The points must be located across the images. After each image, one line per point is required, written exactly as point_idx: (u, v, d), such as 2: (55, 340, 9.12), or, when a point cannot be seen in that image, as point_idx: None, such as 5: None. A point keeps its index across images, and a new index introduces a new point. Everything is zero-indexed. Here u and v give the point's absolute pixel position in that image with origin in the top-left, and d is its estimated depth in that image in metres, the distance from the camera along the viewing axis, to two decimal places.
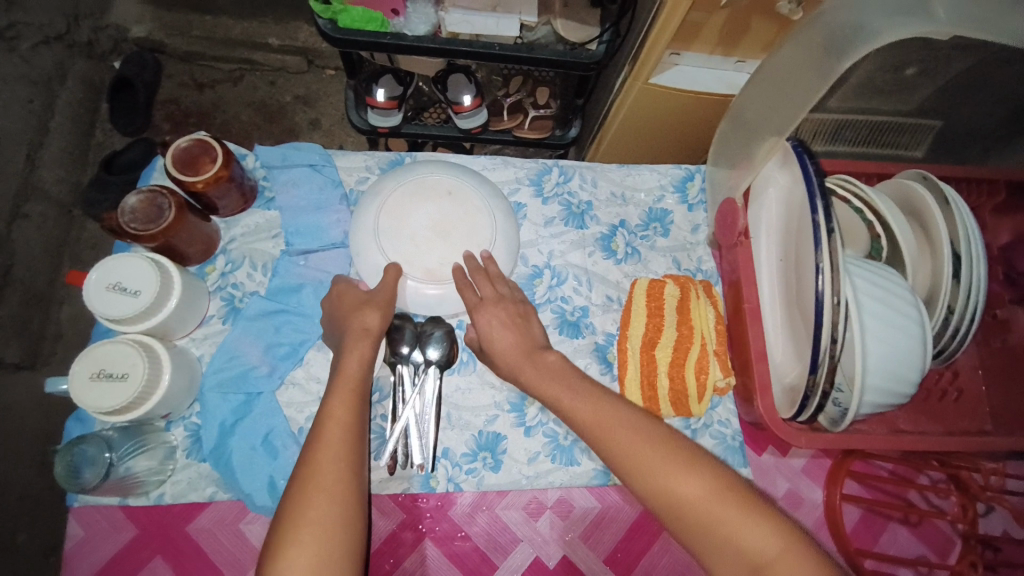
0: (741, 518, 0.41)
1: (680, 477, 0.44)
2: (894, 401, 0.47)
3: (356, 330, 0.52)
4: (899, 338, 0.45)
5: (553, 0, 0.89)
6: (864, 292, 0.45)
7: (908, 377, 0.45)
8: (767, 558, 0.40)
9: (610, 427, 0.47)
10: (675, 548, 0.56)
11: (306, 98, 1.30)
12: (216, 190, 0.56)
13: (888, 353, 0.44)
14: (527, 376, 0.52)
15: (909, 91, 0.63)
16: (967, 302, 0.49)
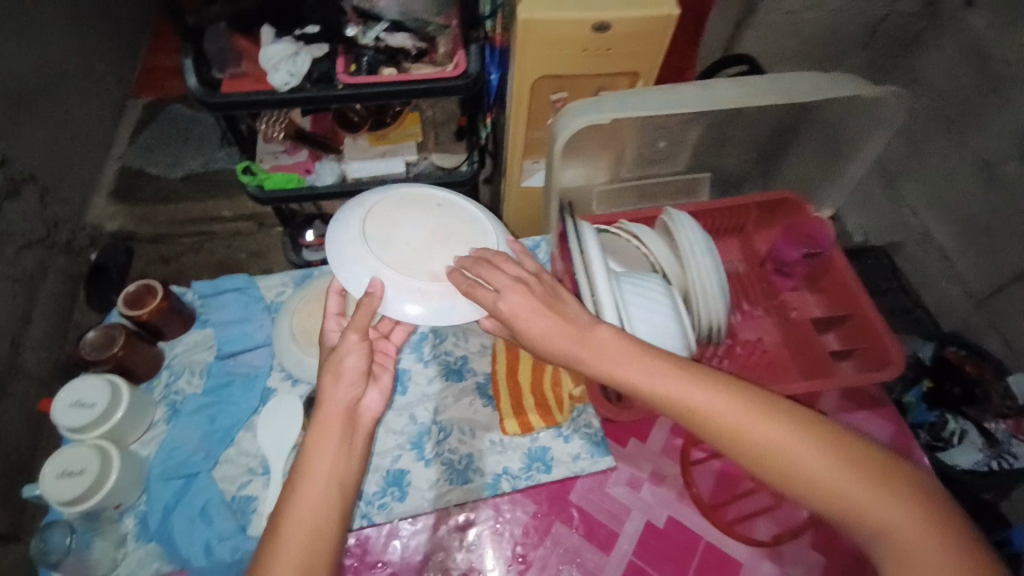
0: (886, 506, 0.47)
1: (828, 471, 0.48)
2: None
3: (349, 367, 0.57)
4: (656, 317, 0.63)
5: (427, 141, 1.15)
6: (627, 290, 0.64)
7: (674, 345, 0.63)
8: (908, 537, 0.46)
9: (696, 405, 0.51)
10: (563, 538, 0.66)
11: (258, 252, 1.53)
12: (159, 318, 0.76)
13: (649, 329, 0.62)
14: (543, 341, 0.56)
15: (672, 159, 0.87)
16: (709, 287, 0.68)
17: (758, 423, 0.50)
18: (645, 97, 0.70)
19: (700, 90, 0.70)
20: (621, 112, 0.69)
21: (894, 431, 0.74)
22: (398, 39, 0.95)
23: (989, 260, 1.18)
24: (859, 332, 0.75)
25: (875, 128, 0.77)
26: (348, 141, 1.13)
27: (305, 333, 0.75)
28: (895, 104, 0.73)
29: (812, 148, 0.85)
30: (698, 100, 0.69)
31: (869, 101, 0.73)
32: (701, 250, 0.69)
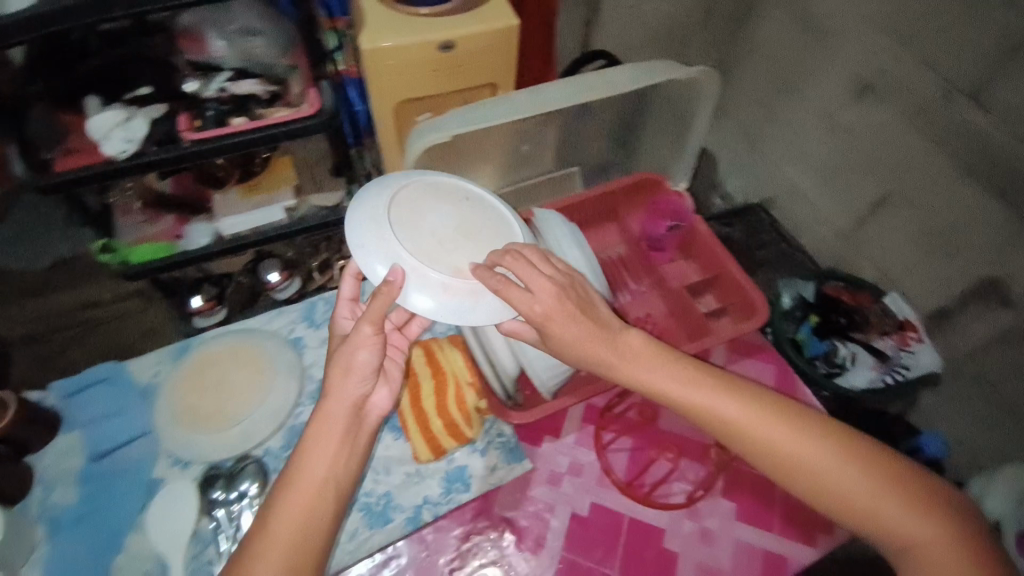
0: (897, 510, 0.52)
1: (847, 479, 0.54)
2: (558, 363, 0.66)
3: (361, 364, 0.56)
4: None
5: (303, 183, 1.13)
6: None
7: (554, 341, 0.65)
8: (916, 538, 0.51)
9: (732, 421, 0.56)
10: (495, 551, 0.66)
11: (153, 329, 1.37)
12: (21, 431, 0.69)
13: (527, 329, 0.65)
14: (553, 331, 0.56)
15: (537, 160, 0.90)
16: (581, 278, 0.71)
17: (782, 434, 0.55)
18: (477, 111, 0.74)
19: (531, 95, 0.73)
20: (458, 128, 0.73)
21: (776, 370, 0.81)
22: (243, 87, 0.92)
23: (844, 198, 1.30)
24: (730, 289, 0.81)
25: (697, 106, 0.83)
26: (217, 197, 1.08)
27: (189, 409, 0.74)
28: (708, 84, 0.79)
29: (660, 131, 0.89)
30: (527, 106, 0.72)
31: (685, 83, 0.79)
32: (567, 242, 0.72)
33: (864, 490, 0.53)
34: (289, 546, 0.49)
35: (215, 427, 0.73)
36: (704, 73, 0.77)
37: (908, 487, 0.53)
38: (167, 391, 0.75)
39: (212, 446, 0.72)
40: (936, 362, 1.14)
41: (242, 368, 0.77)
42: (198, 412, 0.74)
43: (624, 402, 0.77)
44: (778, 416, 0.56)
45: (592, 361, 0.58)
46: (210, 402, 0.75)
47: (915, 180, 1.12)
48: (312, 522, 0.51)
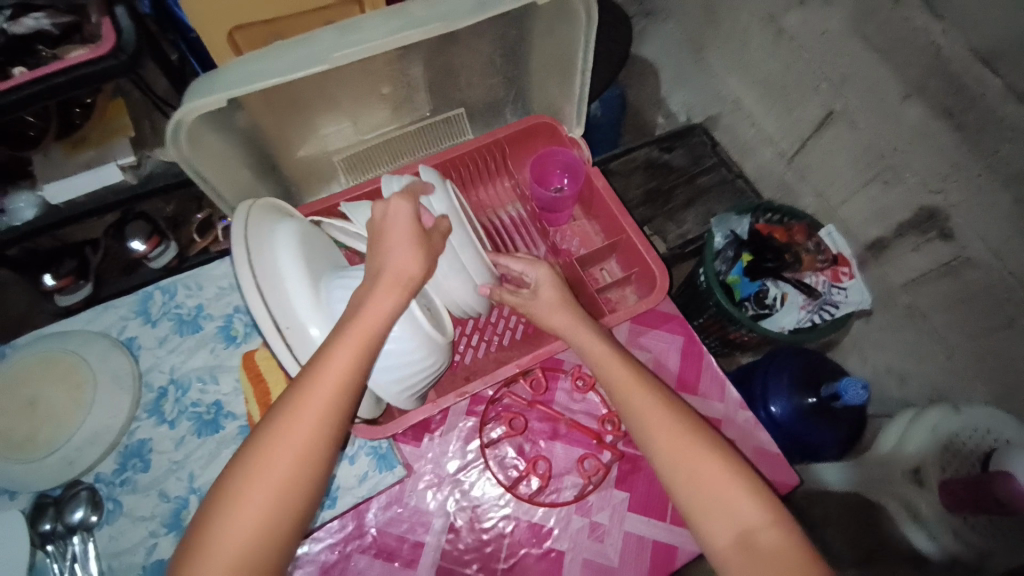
0: (742, 498, 0.51)
1: (708, 459, 0.53)
2: (411, 372, 0.55)
3: (398, 272, 0.52)
4: None
5: (144, 134, 0.95)
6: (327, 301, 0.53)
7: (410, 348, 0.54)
8: (759, 530, 0.49)
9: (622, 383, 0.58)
10: (366, 567, 0.60)
11: None
12: None
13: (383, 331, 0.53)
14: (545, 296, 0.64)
15: (405, 101, 0.75)
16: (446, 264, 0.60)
17: (646, 391, 0.57)
18: (260, 60, 0.54)
19: (337, 32, 0.55)
20: (240, 87, 0.53)
21: (683, 342, 0.74)
22: (25, 23, 0.72)
23: (788, 117, 1.17)
24: (631, 255, 0.71)
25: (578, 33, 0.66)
26: (36, 158, 0.89)
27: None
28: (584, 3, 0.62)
29: (547, 61, 0.73)
30: (335, 51, 0.54)
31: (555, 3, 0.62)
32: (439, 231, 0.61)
33: (717, 468, 0.52)
34: (296, 459, 0.45)
35: (32, 455, 0.62)
36: None
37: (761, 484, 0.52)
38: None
39: (29, 478, 0.61)
40: (865, 299, 1.07)
41: (58, 384, 0.65)
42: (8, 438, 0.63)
43: (510, 388, 0.69)
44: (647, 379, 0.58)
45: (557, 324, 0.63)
46: (23, 426, 0.63)
47: (860, 97, 0.98)
48: (330, 427, 0.46)
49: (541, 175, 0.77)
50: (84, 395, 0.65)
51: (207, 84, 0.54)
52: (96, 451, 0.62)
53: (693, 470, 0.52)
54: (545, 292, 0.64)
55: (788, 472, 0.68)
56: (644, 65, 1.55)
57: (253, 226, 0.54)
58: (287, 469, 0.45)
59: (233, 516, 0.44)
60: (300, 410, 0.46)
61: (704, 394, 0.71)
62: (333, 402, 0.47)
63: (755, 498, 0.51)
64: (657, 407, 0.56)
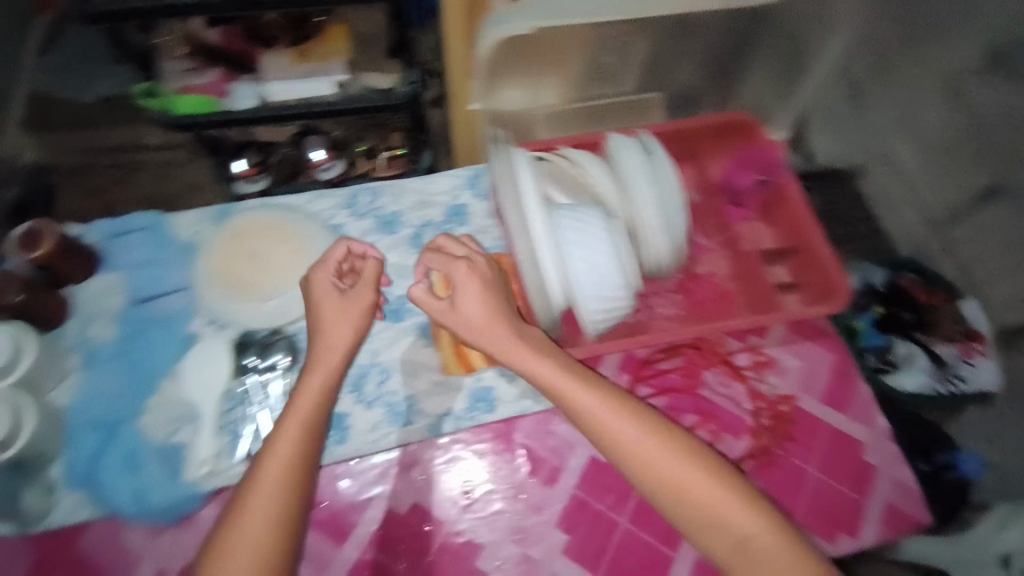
0: (776, 541, 0.49)
1: (724, 501, 0.51)
2: (614, 304, 0.60)
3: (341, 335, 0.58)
4: (601, 259, 0.59)
5: (356, 58, 1.01)
6: (563, 227, 0.59)
7: (614, 283, 0.59)
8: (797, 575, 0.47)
9: (624, 436, 0.53)
10: (508, 474, 0.66)
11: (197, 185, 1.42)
12: (63, 260, 0.69)
13: (590, 273, 0.59)
14: (465, 297, 0.58)
15: (620, 78, 0.80)
16: (652, 223, 0.63)
17: (646, 440, 0.53)
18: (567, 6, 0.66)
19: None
20: (549, 18, 0.66)
21: (836, 361, 0.73)
22: None
23: None
24: (810, 265, 0.71)
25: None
26: (266, 57, 1.00)
27: (223, 274, 0.72)
28: None
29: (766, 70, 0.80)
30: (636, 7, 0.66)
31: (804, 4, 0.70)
32: (642, 177, 0.63)
33: (738, 513, 0.50)
34: (286, 474, 0.50)
35: (249, 296, 0.71)
36: None
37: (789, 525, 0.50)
38: (201, 254, 0.73)
39: (245, 314, 0.70)
40: None
41: (278, 245, 0.74)
42: (229, 278, 0.72)
43: (665, 357, 0.72)
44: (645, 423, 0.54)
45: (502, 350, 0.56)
46: (244, 271, 0.72)
47: None
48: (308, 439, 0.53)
49: (738, 167, 0.80)
50: (298, 259, 0.74)
51: (516, 16, 0.66)
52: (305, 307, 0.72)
53: (674, 487, 0.51)
54: (470, 309, 0.57)
55: (922, 509, 0.68)
56: None
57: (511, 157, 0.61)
58: (282, 476, 0.50)
59: (252, 520, 0.48)
60: (290, 424, 0.53)
61: (851, 415, 0.71)
62: (309, 415, 0.54)
63: (747, 507, 0.51)
64: (672, 454, 0.52)
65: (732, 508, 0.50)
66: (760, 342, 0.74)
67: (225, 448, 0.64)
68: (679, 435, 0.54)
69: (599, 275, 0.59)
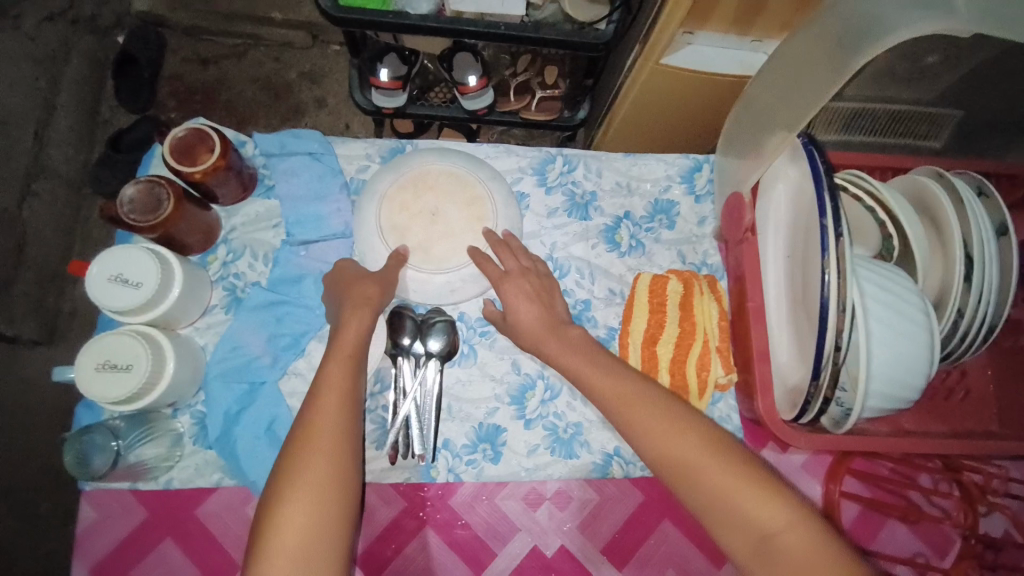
0: None
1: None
2: (897, 406, 0.46)
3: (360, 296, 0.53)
4: (910, 347, 0.44)
5: None
6: (871, 295, 0.44)
7: (912, 384, 0.45)
8: None
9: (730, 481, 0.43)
10: (672, 539, 0.57)
11: (311, 75, 1.28)
12: (215, 179, 0.57)
13: (893, 363, 0.44)
14: (552, 347, 0.52)
15: (933, 78, 0.60)
16: (981, 306, 0.48)
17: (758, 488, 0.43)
18: None
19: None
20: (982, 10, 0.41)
21: None
22: None
23: None
24: None
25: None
26: None
27: (396, 228, 0.58)
28: None
29: None
30: None
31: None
32: (990, 251, 0.47)
33: None
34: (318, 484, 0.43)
35: (422, 265, 0.57)
36: None
37: None
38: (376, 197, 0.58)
39: (413, 285, 0.57)
40: None
41: (464, 209, 0.59)
42: (403, 234, 0.57)
43: None
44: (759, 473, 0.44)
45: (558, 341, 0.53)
46: (421, 232, 0.58)
47: None
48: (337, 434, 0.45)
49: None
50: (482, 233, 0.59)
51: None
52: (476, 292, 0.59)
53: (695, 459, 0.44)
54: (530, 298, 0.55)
55: None
56: None
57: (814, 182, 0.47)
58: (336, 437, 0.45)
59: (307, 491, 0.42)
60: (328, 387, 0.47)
61: None
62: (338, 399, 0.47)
63: (777, 499, 0.42)
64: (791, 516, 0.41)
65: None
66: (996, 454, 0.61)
67: (369, 438, 0.58)
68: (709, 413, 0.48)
69: (904, 374, 0.44)
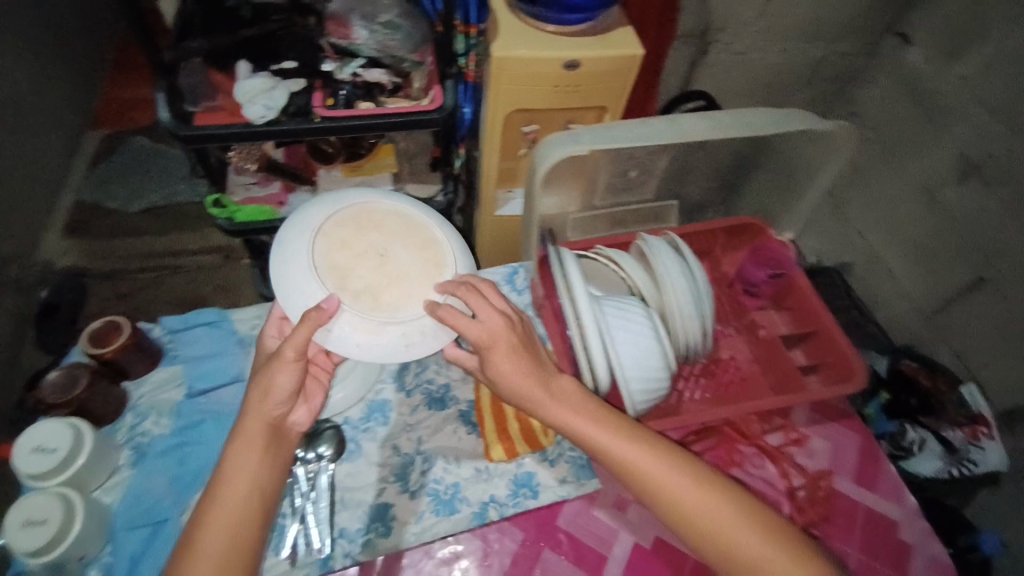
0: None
1: (767, 552, 0.56)
2: (654, 387, 0.66)
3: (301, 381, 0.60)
4: (640, 342, 0.66)
5: (401, 171, 1.16)
6: (608, 313, 0.67)
7: (653, 366, 0.66)
8: None
9: (672, 490, 0.58)
10: (553, 565, 0.65)
11: (225, 286, 1.50)
12: (125, 357, 0.74)
13: (631, 354, 0.65)
14: (547, 402, 0.62)
15: (642, 186, 0.91)
16: (685, 307, 0.71)
17: (692, 493, 0.58)
18: (609, 129, 0.74)
19: (669, 125, 0.75)
20: (593, 143, 0.73)
21: (861, 441, 0.77)
22: (374, 74, 0.98)
23: (934, 277, 1.32)
24: (825, 349, 0.78)
25: (830, 154, 0.83)
26: (323, 173, 1.12)
27: (343, 277, 0.66)
28: (844, 138, 0.80)
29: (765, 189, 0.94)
30: (664, 134, 0.74)
31: (826, 133, 0.79)
32: (675, 271, 0.72)
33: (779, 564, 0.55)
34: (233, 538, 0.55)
35: (368, 313, 0.64)
36: (844, 127, 0.77)
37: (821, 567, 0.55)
38: (314, 237, 0.67)
39: (356, 339, 0.63)
40: (1003, 461, 1.13)
41: (411, 264, 0.69)
42: (348, 282, 0.66)
43: (700, 441, 0.76)
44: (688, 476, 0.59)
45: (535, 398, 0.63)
46: (370, 280, 0.66)
47: (1011, 270, 1.14)
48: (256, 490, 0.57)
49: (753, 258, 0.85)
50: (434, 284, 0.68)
51: (569, 140, 0.74)
52: (432, 345, 0.66)
53: (691, 519, 0.57)
54: (504, 359, 0.63)
55: None
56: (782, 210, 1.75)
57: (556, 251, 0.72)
58: (231, 533, 0.55)
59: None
60: (222, 498, 0.56)
61: (884, 495, 0.73)
62: (268, 467, 0.59)
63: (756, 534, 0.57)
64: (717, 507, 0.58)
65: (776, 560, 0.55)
66: (785, 422, 0.78)
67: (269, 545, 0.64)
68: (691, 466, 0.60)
69: (642, 362, 0.65)
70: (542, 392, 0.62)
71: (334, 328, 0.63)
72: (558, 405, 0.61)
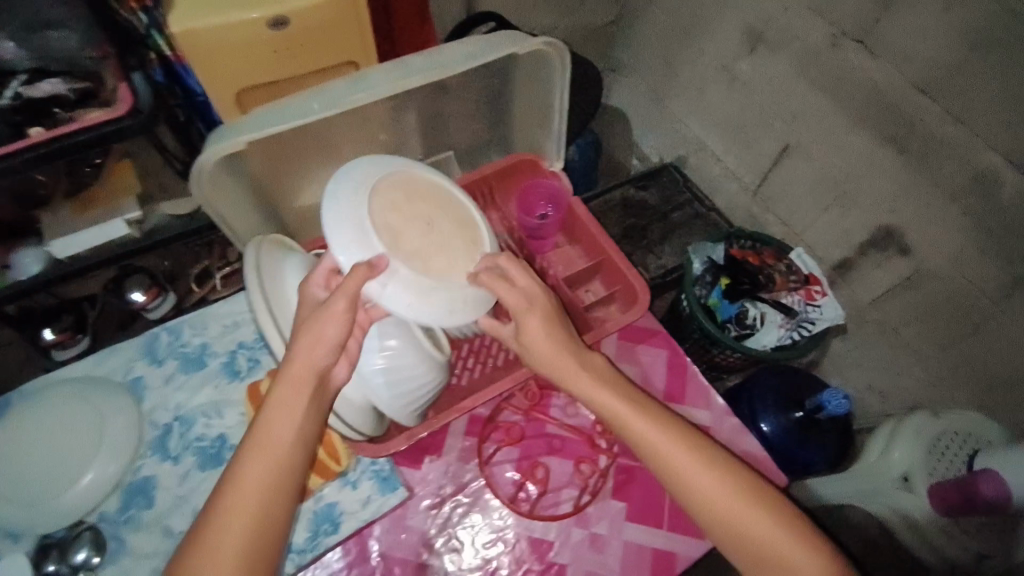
0: (797, 548, 0.52)
1: (754, 515, 0.53)
2: (411, 390, 0.59)
3: (295, 371, 0.50)
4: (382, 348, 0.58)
5: (149, 190, 0.99)
6: None
7: (405, 368, 0.58)
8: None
9: (663, 453, 0.55)
10: None
11: None
12: None
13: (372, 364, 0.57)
14: (572, 371, 0.59)
15: (398, 148, 0.81)
16: None
17: (682, 452, 0.55)
18: (269, 112, 0.60)
19: (345, 84, 0.60)
20: (255, 131, 0.59)
21: (668, 354, 0.77)
22: (42, 87, 0.75)
23: (749, 153, 1.29)
24: (615, 277, 0.77)
25: (556, 76, 0.71)
26: (47, 217, 0.93)
27: (390, 228, 0.58)
28: (559, 55, 0.67)
29: (528, 118, 0.80)
30: (340, 98, 0.60)
31: (538, 53, 0.67)
32: None
33: (764, 524, 0.53)
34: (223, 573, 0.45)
35: (420, 278, 0.57)
36: (552, 45, 0.65)
37: (805, 527, 0.53)
38: (369, 191, 0.59)
39: (408, 299, 0.56)
40: (839, 313, 1.16)
41: (455, 223, 0.64)
42: (401, 241, 0.58)
43: (508, 409, 0.71)
44: (678, 436, 0.57)
45: (559, 369, 0.59)
46: (419, 236, 0.60)
47: (811, 131, 1.10)
48: (274, 499, 0.48)
49: (524, 204, 0.82)
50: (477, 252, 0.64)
51: (227, 130, 0.60)
52: (466, 319, 0.60)
53: (683, 484, 0.54)
54: (534, 328, 0.60)
55: (777, 471, 0.69)
56: (615, 113, 1.69)
57: (265, 253, 0.59)
58: (243, 533, 0.46)
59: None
60: (220, 517, 0.46)
61: (691, 403, 0.74)
62: (265, 477, 0.48)
63: (750, 499, 0.54)
64: (706, 471, 0.55)
65: (760, 518, 0.53)
66: None
67: None
68: (713, 452, 0.56)
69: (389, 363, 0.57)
70: (568, 359, 0.58)
71: (387, 285, 0.55)
72: (577, 375, 0.58)
